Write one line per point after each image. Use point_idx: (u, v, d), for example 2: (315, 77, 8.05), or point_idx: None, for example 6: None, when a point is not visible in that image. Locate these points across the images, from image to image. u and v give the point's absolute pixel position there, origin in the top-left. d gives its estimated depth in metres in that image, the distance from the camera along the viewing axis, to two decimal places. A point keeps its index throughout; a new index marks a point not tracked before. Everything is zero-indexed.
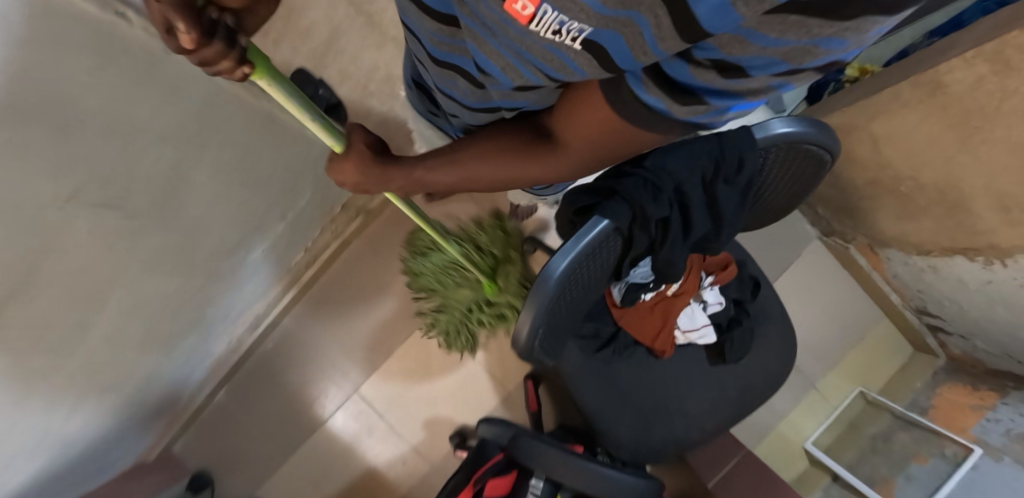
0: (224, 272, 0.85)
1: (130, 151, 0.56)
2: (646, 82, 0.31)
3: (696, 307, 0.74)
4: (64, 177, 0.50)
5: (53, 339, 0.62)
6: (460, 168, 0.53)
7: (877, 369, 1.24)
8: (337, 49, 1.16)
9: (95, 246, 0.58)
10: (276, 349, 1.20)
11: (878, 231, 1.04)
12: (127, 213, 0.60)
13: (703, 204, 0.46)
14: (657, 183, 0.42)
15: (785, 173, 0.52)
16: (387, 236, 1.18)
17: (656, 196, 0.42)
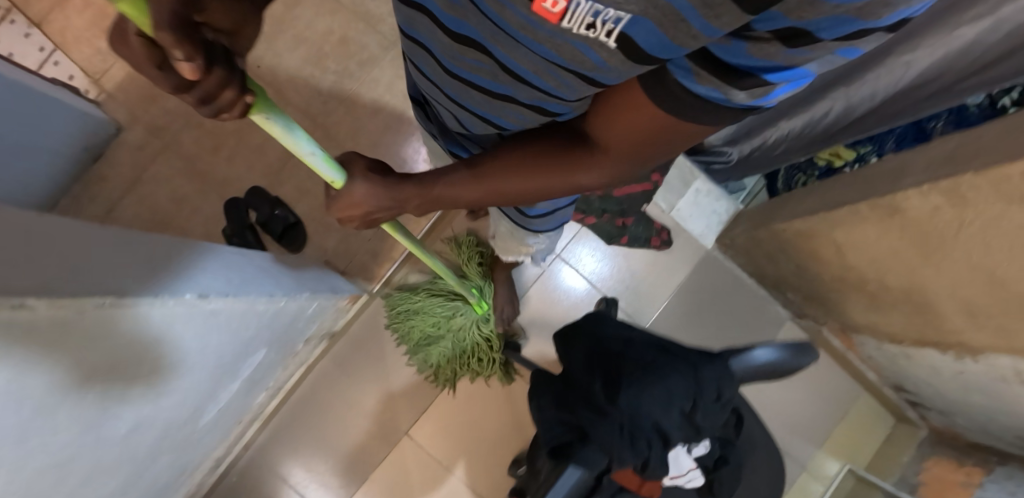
0: (176, 442, 0.78)
1: (45, 414, 0.45)
2: (695, 72, 0.31)
3: (682, 452, 0.72)
4: None
5: None
6: (480, 184, 0.56)
7: (864, 442, 1.20)
8: (292, 167, 1.15)
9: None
10: (241, 483, 1.12)
11: (849, 319, 1.04)
12: (53, 459, 0.50)
13: (683, 430, 0.54)
14: (633, 430, 0.51)
15: (765, 371, 0.62)
16: (355, 355, 1.15)
17: (634, 443, 0.51)
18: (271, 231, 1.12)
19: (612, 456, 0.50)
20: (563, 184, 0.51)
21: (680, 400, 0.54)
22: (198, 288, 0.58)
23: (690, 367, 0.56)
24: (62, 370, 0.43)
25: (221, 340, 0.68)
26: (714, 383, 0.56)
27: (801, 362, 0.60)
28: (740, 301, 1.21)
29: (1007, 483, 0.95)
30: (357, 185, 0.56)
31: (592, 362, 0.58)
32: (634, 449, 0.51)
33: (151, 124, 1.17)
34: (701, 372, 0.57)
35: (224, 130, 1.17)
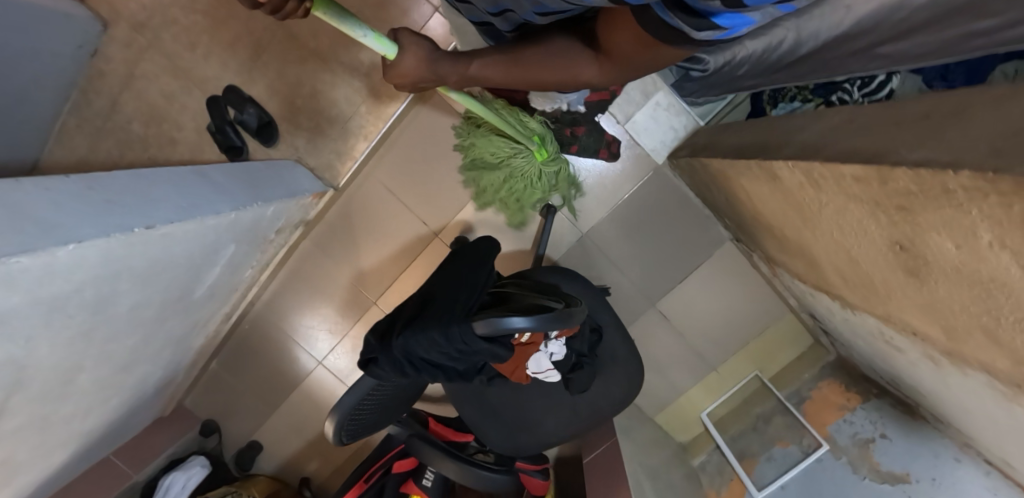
0: (182, 307, 1.04)
1: (57, 307, 0.67)
2: (667, 9, 0.40)
3: (543, 355, 0.85)
4: (15, 339, 0.63)
5: (55, 395, 0.84)
6: (509, 67, 0.68)
7: (776, 356, 1.32)
8: (262, 66, 1.23)
9: (62, 348, 0.75)
10: (253, 329, 1.44)
11: (769, 253, 1.10)
12: (75, 327, 0.74)
13: (442, 358, 0.59)
14: (400, 360, 0.60)
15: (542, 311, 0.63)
16: (331, 240, 1.35)
17: (401, 366, 0.61)
18: (248, 128, 1.23)
19: (382, 372, 0.63)
20: (571, 74, 0.63)
21: (433, 345, 0.57)
22: (148, 220, 0.74)
23: (448, 319, 0.57)
24: (59, 284, 0.64)
25: (187, 248, 0.87)
26: (465, 335, 0.56)
27: (560, 326, 0.57)
28: (682, 216, 1.26)
29: (874, 412, 1.09)
30: (409, 61, 0.65)
31: (420, 300, 0.67)
32: (402, 372, 0.61)
33: (132, 18, 1.24)
34: (455, 324, 0.56)
35: (198, 26, 1.22)
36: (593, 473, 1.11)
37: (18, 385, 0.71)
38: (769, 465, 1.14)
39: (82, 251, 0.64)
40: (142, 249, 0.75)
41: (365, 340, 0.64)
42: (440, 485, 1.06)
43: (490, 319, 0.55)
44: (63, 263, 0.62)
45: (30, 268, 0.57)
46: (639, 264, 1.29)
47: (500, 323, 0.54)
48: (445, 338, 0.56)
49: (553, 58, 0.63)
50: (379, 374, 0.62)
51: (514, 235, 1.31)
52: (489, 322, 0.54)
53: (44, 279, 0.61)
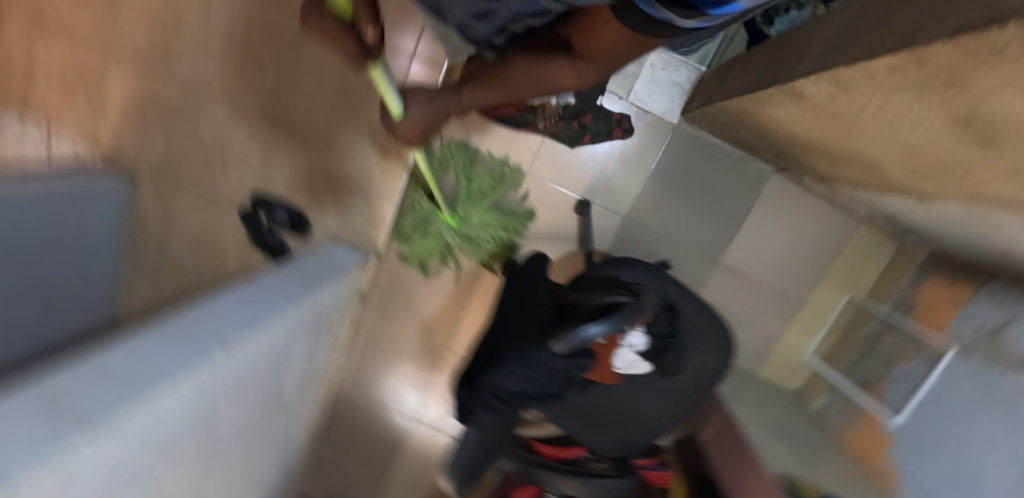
0: (278, 407, 1.08)
1: (169, 446, 0.70)
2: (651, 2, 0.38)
3: (625, 348, 0.84)
4: (144, 486, 0.67)
5: None
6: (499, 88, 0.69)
7: (863, 274, 1.25)
8: (276, 165, 1.28)
9: (185, 481, 0.79)
10: (347, 408, 1.48)
11: (818, 171, 1.04)
12: (189, 460, 0.78)
13: (532, 385, 0.59)
14: (494, 400, 0.61)
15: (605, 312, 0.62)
16: (390, 302, 1.38)
17: (497, 405, 0.61)
18: (281, 226, 1.25)
19: (481, 417, 0.63)
20: (549, 80, 0.59)
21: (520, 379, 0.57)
22: (225, 344, 0.77)
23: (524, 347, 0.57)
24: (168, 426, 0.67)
25: (263, 354, 0.90)
26: (543, 356, 0.56)
27: (637, 319, 0.56)
28: (716, 167, 1.21)
29: (992, 297, 0.99)
30: (415, 111, 0.73)
31: (491, 338, 0.67)
32: (500, 414, 0.61)
33: (154, 165, 1.34)
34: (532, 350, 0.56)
35: (210, 151, 1.31)
36: (713, 451, 1.07)
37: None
38: (897, 386, 1.08)
39: None
40: (225, 371, 0.78)
41: (454, 395, 0.64)
42: None
43: (564, 334, 0.55)
44: None
45: None
46: (689, 228, 1.24)
47: (577, 334, 0.53)
48: (527, 365, 0.56)
49: (531, 67, 0.60)
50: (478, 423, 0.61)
51: (556, 241, 1.27)
52: (565, 338, 0.54)
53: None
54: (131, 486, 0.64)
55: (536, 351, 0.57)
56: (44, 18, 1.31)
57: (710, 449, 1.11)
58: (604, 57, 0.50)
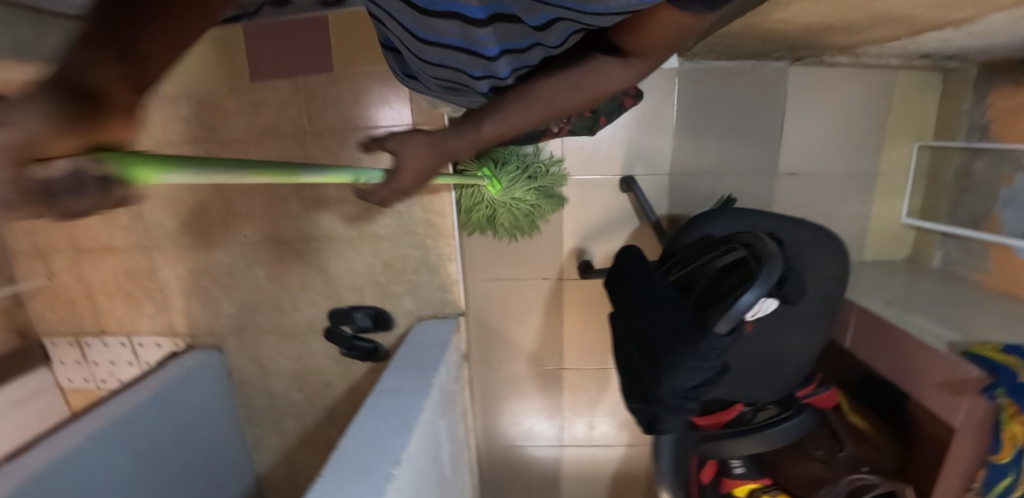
0: (450, 489, 1.10)
1: None
2: None
3: None
4: None
5: None
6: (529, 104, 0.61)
7: (923, 116, 1.20)
8: (336, 278, 1.32)
9: None
10: (494, 463, 1.49)
11: (838, 45, 1.02)
12: None
13: (714, 373, 0.57)
14: (680, 402, 0.58)
15: (733, 281, 0.64)
16: (487, 353, 1.38)
17: (686, 406, 0.58)
18: (367, 329, 1.32)
19: (671, 422, 0.60)
20: (601, 86, 0.58)
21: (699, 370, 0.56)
22: (395, 455, 0.79)
23: (691, 339, 0.56)
24: None
25: (425, 451, 0.93)
26: (714, 340, 0.55)
27: (778, 274, 0.57)
28: (734, 86, 1.18)
29: None
30: (412, 158, 0.63)
31: (635, 342, 0.66)
32: (689, 412, 0.59)
33: (232, 327, 1.41)
34: (700, 338, 0.56)
35: (273, 292, 1.36)
36: (863, 352, 1.04)
37: None
38: (1013, 208, 1.03)
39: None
40: (405, 484, 0.80)
41: (631, 412, 0.63)
42: (751, 464, 1.03)
43: (724, 313, 0.56)
44: None
45: None
46: (735, 153, 1.22)
47: (738, 308, 0.55)
48: (703, 355, 0.55)
49: (574, 76, 0.58)
50: (671, 429, 0.60)
51: (618, 224, 1.26)
52: (727, 316, 0.56)
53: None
54: None
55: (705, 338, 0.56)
56: (86, 246, 1.39)
57: (858, 349, 1.06)
58: (658, 47, 0.52)
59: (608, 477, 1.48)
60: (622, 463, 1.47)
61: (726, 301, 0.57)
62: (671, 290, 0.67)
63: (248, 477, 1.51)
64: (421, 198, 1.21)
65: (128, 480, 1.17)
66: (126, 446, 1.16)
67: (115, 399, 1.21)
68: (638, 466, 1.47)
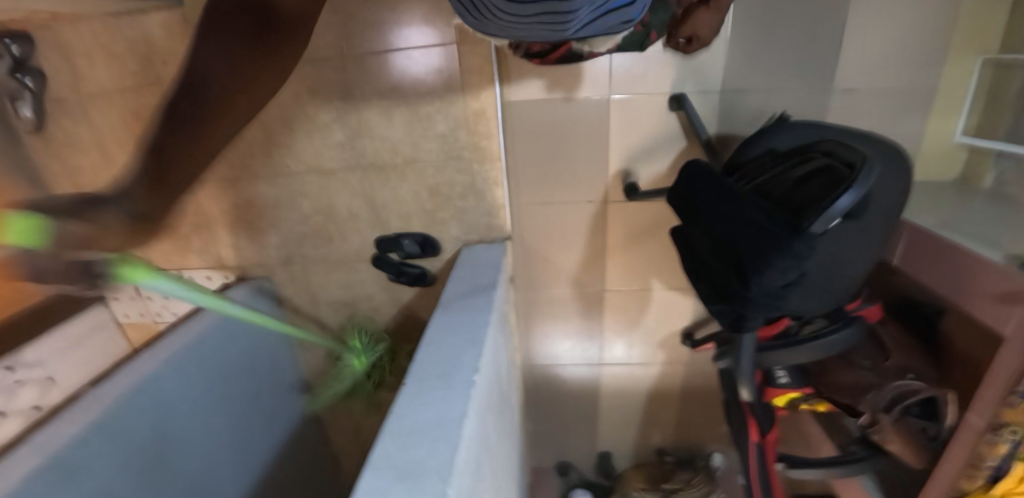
0: (506, 400, 1.18)
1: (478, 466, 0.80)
2: None
3: None
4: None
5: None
6: None
7: (994, 27, 1.11)
8: (381, 206, 1.33)
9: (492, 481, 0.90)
10: (536, 380, 1.58)
11: None
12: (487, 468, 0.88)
13: (800, 275, 0.59)
14: (769, 303, 0.60)
15: (817, 184, 0.62)
16: (531, 274, 1.41)
17: (774, 307, 0.61)
18: (414, 254, 1.35)
19: (757, 322, 0.63)
20: None
21: (790, 271, 0.58)
22: (473, 366, 0.83)
23: (781, 244, 0.57)
24: (473, 450, 0.77)
25: (490, 363, 0.98)
26: (807, 242, 0.56)
27: (875, 172, 0.56)
28: None
29: None
30: None
31: (715, 251, 0.67)
32: (775, 312, 0.61)
33: (281, 258, 1.44)
34: (791, 243, 0.57)
35: (320, 222, 1.37)
36: (913, 267, 1.06)
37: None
38: None
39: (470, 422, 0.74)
40: (481, 390, 0.85)
41: (715, 315, 0.66)
42: (796, 374, 1.07)
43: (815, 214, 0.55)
44: (468, 443, 0.74)
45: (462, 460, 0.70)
46: (792, 70, 1.18)
47: (837, 209, 0.54)
48: (794, 257, 0.56)
49: None
50: (755, 328, 0.63)
51: (666, 145, 1.25)
52: (818, 219, 0.55)
53: (468, 457, 0.72)
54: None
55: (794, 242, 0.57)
56: None
57: (906, 265, 1.08)
58: None
59: (644, 392, 1.56)
60: (657, 379, 1.53)
61: (817, 205, 0.57)
62: (750, 198, 0.66)
63: (305, 396, 1.62)
64: (469, 121, 1.21)
65: (197, 406, 1.21)
66: (192, 374, 1.20)
67: (180, 330, 1.23)
68: (673, 382, 1.54)
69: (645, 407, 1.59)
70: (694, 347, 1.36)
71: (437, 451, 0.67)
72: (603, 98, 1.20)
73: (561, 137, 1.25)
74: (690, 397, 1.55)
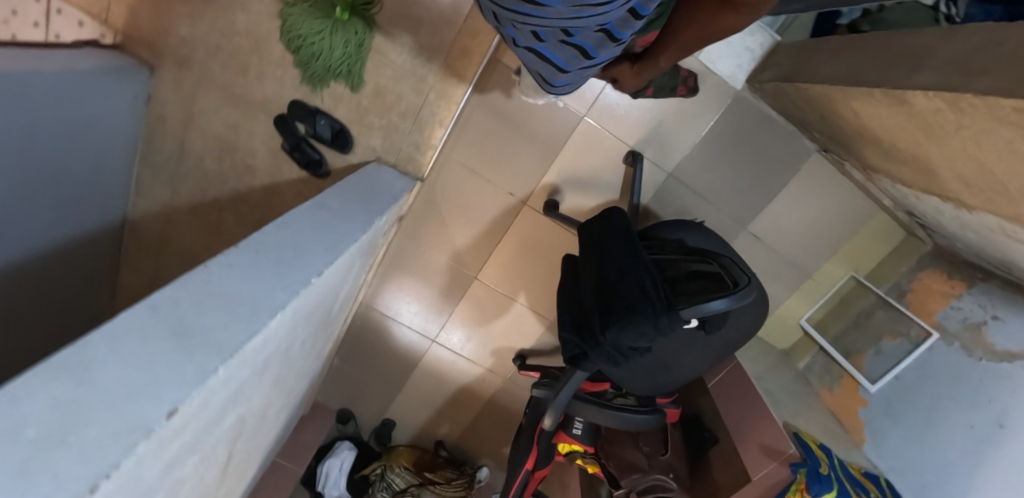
0: (326, 324, 1.09)
1: (264, 368, 0.72)
2: None
3: None
4: (242, 402, 0.70)
5: (253, 430, 0.92)
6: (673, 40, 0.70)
7: (869, 255, 1.36)
8: None
9: (265, 393, 0.82)
10: (365, 324, 1.51)
11: (866, 160, 1.09)
12: (269, 380, 0.80)
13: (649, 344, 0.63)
14: (614, 353, 0.62)
15: None
16: (421, 227, 1.34)
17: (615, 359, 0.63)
18: (322, 140, 1.22)
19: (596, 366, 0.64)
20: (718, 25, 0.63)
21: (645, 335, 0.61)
22: (317, 269, 0.76)
23: (654, 310, 0.60)
24: (269, 349, 0.68)
25: (337, 278, 0.91)
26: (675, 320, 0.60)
27: (753, 299, 0.61)
28: (767, 137, 1.23)
29: (982, 295, 1.14)
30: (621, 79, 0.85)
31: (595, 290, 0.69)
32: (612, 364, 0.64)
33: (177, 56, 1.23)
34: (662, 313, 0.60)
35: (243, 47, 1.19)
36: (717, 393, 1.17)
37: (237, 432, 0.79)
38: (879, 358, 1.25)
39: (280, 320, 0.66)
40: (310, 298, 0.78)
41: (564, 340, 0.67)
42: (588, 430, 1.14)
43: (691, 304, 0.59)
44: (269, 338, 0.65)
45: (251, 351, 0.61)
46: (728, 192, 1.29)
47: (707, 308, 0.59)
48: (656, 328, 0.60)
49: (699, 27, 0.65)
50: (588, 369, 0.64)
51: (602, 189, 1.28)
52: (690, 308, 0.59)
53: (261, 350, 0.64)
54: (235, 400, 0.66)
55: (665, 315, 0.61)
56: None
57: (714, 388, 1.20)
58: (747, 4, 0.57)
59: (454, 385, 1.58)
60: (473, 380, 1.56)
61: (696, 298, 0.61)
62: (649, 263, 0.68)
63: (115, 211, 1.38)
64: (453, 53, 1.13)
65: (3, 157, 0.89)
66: (12, 114, 0.89)
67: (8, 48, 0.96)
68: (485, 389, 1.57)
69: (448, 398, 1.61)
70: (519, 368, 1.41)
71: (233, 327, 0.58)
72: (577, 114, 1.21)
73: (523, 123, 1.23)
74: (491, 410, 1.60)
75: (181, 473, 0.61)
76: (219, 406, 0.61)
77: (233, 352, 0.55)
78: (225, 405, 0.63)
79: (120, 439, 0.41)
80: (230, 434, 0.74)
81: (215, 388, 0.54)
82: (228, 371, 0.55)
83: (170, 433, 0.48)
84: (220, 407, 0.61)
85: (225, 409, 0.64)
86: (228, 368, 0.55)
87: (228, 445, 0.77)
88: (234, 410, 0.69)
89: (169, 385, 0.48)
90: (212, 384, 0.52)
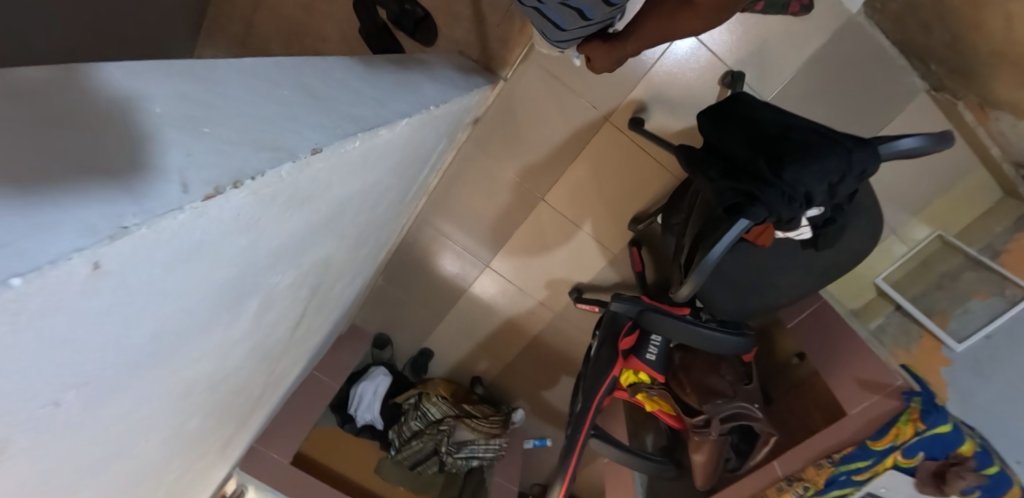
0: (398, 211, 1.02)
1: (361, 201, 0.64)
2: None
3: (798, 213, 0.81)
4: (337, 232, 0.62)
5: (321, 302, 0.85)
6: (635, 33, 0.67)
7: (961, 213, 1.28)
8: None
9: (347, 246, 0.74)
10: (416, 242, 1.44)
11: (991, 91, 1.03)
12: (355, 229, 0.72)
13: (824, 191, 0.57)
14: (792, 194, 0.55)
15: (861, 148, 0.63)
16: (492, 137, 1.26)
17: (790, 203, 0.55)
18: (403, 28, 1.14)
19: (769, 212, 0.55)
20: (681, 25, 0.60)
21: (829, 175, 0.56)
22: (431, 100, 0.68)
23: (844, 148, 0.56)
24: (375, 172, 0.61)
25: (429, 142, 0.83)
26: (867, 161, 0.56)
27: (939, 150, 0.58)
28: (876, 69, 1.14)
29: None
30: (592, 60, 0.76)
31: (750, 143, 0.62)
32: (787, 211, 0.56)
33: None
34: (852, 152, 0.57)
35: None
36: (798, 336, 1.10)
37: (316, 285, 0.72)
38: (965, 317, 1.18)
39: (396, 137, 0.59)
40: (415, 140, 0.70)
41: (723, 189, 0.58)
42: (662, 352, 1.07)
43: (878, 143, 0.57)
44: (384, 152, 0.58)
45: (373, 152, 0.54)
46: None
47: (899, 146, 0.56)
48: (842, 171, 0.56)
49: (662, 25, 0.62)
50: (757, 215, 0.55)
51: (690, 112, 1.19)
52: (880, 146, 0.56)
53: (378, 158, 0.57)
54: (336, 221, 0.58)
55: (854, 157, 0.56)
56: None
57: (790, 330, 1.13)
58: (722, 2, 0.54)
59: (501, 316, 1.51)
60: (522, 313, 1.50)
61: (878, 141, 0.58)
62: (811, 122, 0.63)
63: None
64: None
65: None
66: None
67: None
68: (532, 324, 1.51)
69: (492, 330, 1.55)
70: (577, 300, 1.34)
71: (362, 109, 0.50)
72: None
73: None
74: (535, 347, 1.54)
75: (280, 282, 0.54)
76: (328, 211, 0.53)
77: (365, 130, 0.48)
78: (330, 217, 0.55)
79: (265, 150, 0.34)
80: (313, 276, 0.67)
81: (341, 170, 0.47)
82: (358, 152, 0.48)
83: (303, 187, 0.40)
84: (327, 214, 0.53)
85: (328, 226, 0.57)
86: (361, 147, 0.48)
87: (307, 293, 0.69)
88: (329, 239, 0.61)
89: (307, 125, 0.40)
90: (346, 152, 0.45)
